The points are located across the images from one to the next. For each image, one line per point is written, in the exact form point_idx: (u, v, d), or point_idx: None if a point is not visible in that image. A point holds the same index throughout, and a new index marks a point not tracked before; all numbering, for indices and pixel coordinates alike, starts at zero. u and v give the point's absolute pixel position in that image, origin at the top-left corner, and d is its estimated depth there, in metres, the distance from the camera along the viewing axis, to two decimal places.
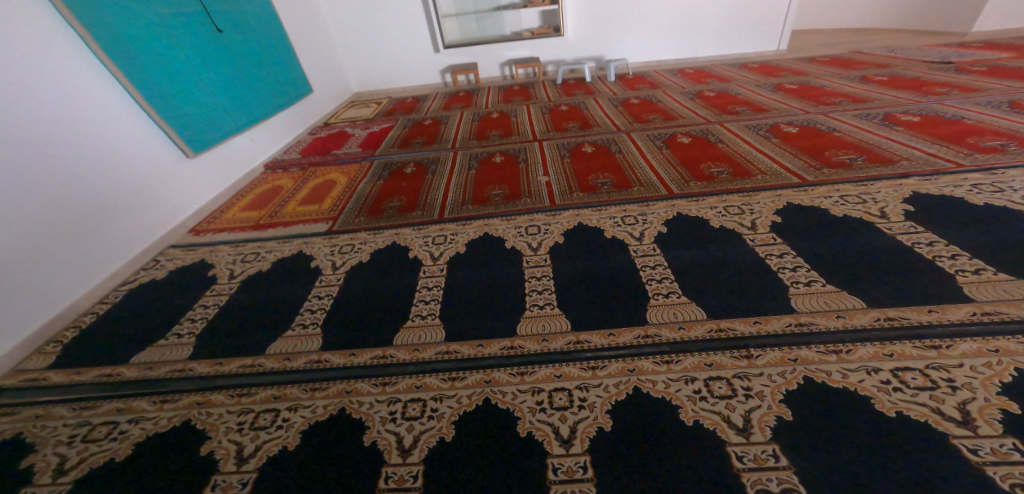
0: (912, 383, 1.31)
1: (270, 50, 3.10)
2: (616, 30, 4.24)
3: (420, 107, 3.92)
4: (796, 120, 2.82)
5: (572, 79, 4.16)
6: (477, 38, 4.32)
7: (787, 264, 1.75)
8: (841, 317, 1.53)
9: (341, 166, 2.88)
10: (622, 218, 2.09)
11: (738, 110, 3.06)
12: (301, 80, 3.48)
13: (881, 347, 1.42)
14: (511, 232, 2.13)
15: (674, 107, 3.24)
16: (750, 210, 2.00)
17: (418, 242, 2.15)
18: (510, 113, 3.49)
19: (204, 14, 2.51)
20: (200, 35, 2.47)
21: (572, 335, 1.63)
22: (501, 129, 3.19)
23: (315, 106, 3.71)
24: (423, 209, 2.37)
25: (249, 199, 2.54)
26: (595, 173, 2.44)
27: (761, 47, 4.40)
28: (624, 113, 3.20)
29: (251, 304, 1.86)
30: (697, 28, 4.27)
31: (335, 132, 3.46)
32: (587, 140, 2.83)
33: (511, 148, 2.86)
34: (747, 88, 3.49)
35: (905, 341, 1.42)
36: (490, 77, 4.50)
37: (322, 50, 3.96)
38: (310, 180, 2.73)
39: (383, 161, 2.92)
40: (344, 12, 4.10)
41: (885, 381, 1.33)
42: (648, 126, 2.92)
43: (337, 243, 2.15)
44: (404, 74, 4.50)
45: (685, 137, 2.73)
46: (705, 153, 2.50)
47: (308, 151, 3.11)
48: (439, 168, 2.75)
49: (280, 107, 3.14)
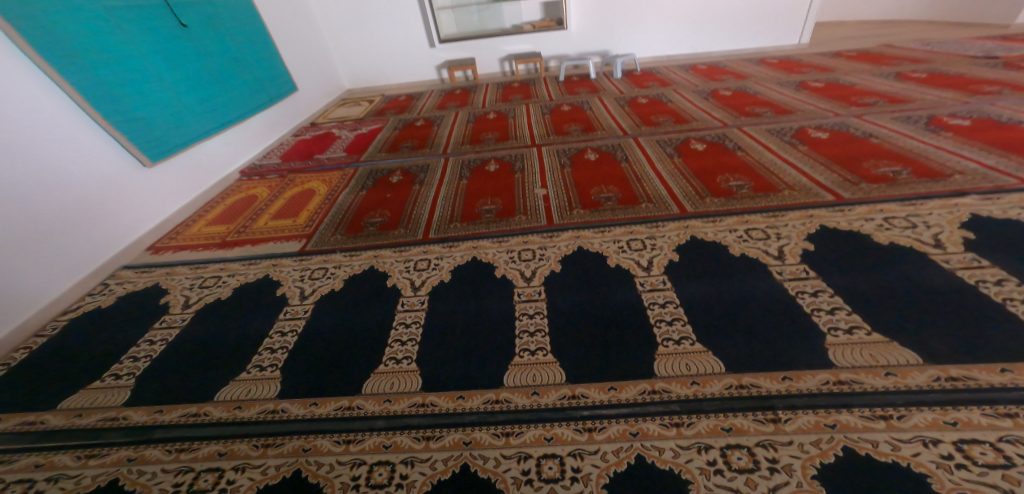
0: (981, 461, 1.04)
1: (246, 47, 2.86)
2: (624, 23, 3.93)
3: (413, 106, 3.66)
4: (825, 124, 2.46)
5: (575, 76, 3.87)
6: (475, 31, 4.03)
7: (823, 304, 1.48)
8: (890, 375, 1.25)
9: (323, 172, 2.63)
10: (628, 242, 1.83)
11: (757, 112, 2.74)
12: (284, 78, 3.24)
13: (940, 413, 1.15)
14: (502, 257, 1.88)
15: (687, 107, 2.92)
16: (778, 234, 1.73)
17: (398, 268, 1.91)
18: (508, 113, 3.20)
19: (164, 7, 2.27)
20: (160, 31, 2.23)
21: (567, 387, 1.38)
22: (498, 131, 2.91)
23: (300, 105, 3.48)
24: (407, 227, 2.12)
25: (218, 210, 2.30)
26: (598, 187, 2.17)
27: (782, 41, 4.04)
28: (632, 114, 2.90)
29: (203, 338, 1.63)
30: (713, 19, 3.93)
31: (321, 134, 3.21)
32: (592, 146, 2.54)
33: (507, 154, 2.59)
34: (767, 86, 3.16)
35: (970, 406, 1.15)
36: (489, 73, 4.22)
37: (310, 45, 3.71)
38: (286, 189, 2.47)
39: (370, 167, 2.65)
40: (333, 4, 3.85)
41: (946, 456, 1.06)
42: (659, 130, 2.63)
43: (307, 266, 1.92)
44: (397, 70, 4.24)
45: (699, 142, 2.43)
46: (723, 162, 2.20)
47: (290, 155, 2.86)
48: (427, 178, 2.49)
49: (258, 108, 2.90)
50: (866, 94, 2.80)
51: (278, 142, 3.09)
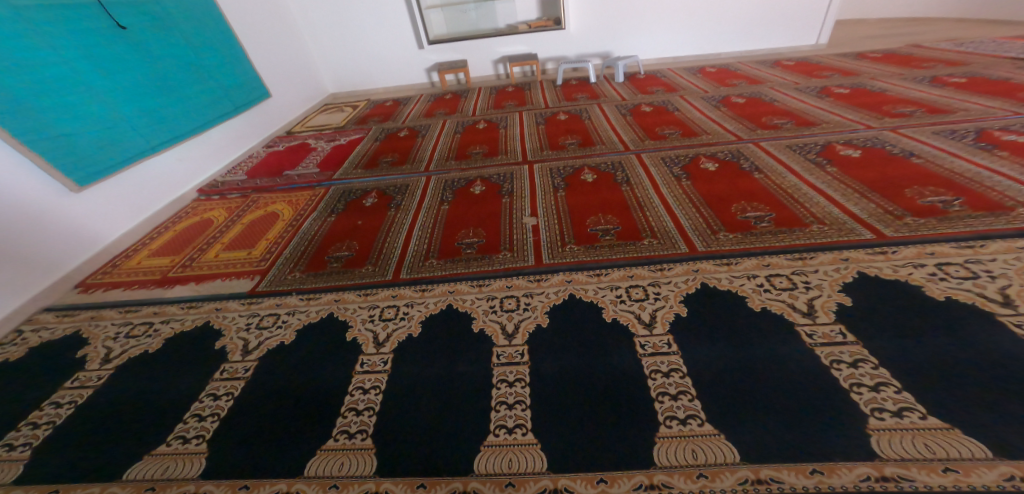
0: None
1: (205, 51, 2.61)
2: (627, 21, 3.62)
3: (399, 113, 3.40)
4: (855, 138, 2.11)
5: (574, 80, 3.57)
6: (466, 32, 3.76)
7: (864, 379, 1.20)
8: (950, 472, 0.97)
9: (291, 192, 2.37)
10: (626, 289, 1.58)
11: (775, 123, 2.37)
12: (254, 84, 3.00)
13: None
14: (481, 305, 1.63)
15: (697, 117, 2.59)
16: (807, 284, 1.45)
17: (360, 318, 1.66)
18: (499, 122, 2.91)
19: (97, 6, 2.01)
20: (91, 34, 1.97)
21: (549, 478, 1.11)
22: (486, 145, 2.62)
23: (275, 113, 3.24)
24: (377, 264, 1.87)
25: (166, 237, 2.08)
26: (594, 216, 1.89)
27: (801, 40, 3.69)
28: (634, 126, 2.60)
29: (123, 399, 1.41)
30: (725, 18, 3.60)
31: (295, 146, 2.95)
32: (589, 165, 2.25)
33: (494, 173, 2.31)
34: (784, 91, 2.81)
35: None
36: (482, 76, 3.95)
37: (287, 47, 3.46)
38: (247, 214, 2.22)
39: (343, 187, 2.38)
40: (313, 3, 3.59)
41: None
42: (664, 145, 2.32)
43: (255, 313, 1.70)
44: (385, 74, 3.98)
45: (709, 160, 2.11)
46: (739, 186, 1.89)
47: (258, 171, 2.61)
48: (404, 201, 2.23)
49: (220, 118, 2.66)
50: (900, 100, 2.45)
51: (246, 155, 2.86)
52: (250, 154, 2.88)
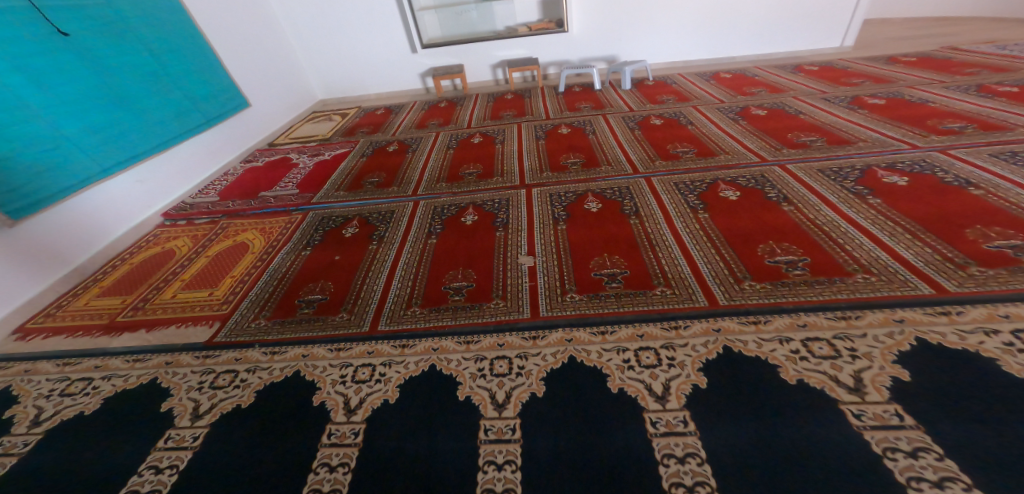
0: None
1: (168, 58, 2.39)
2: (634, 22, 3.35)
3: (389, 123, 3.17)
4: (899, 160, 1.80)
5: (577, 86, 3.33)
6: (463, 34, 3.53)
7: (927, 471, 0.96)
8: None
9: (264, 217, 2.16)
10: (635, 353, 1.36)
11: (803, 140, 2.06)
12: (230, 93, 2.78)
13: None
14: (468, 367, 1.41)
15: (714, 132, 2.31)
16: (853, 353, 1.22)
17: (330, 379, 1.44)
18: (495, 136, 2.67)
19: (31, 9, 1.76)
20: (25, 42, 1.72)
21: None
22: (480, 164, 2.38)
23: (255, 123, 3.02)
24: (352, 312, 1.68)
25: (121, 272, 1.89)
26: (598, 257, 1.69)
27: (825, 42, 3.39)
28: (643, 143, 2.34)
29: (43, 472, 1.21)
30: (742, 18, 3.32)
31: (276, 161, 2.74)
32: (592, 191, 2.02)
33: (488, 200, 2.09)
34: (809, 100, 2.46)
35: None
36: (480, 82, 3.71)
37: (269, 52, 3.24)
38: (212, 244, 2.02)
39: (322, 212, 2.16)
40: (298, 3, 3.37)
41: None
42: (676, 167, 2.08)
43: (210, 369, 1.50)
44: (377, 79, 3.76)
45: (729, 188, 1.86)
46: (764, 223, 1.66)
47: (232, 192, 2.40)
48: (388, 232, 2.01)
49: (187, 132, 2.44)
50: (952, 107, 2.14)
51: (221, 172, 2.65)
52: (226, 171, 2.67)
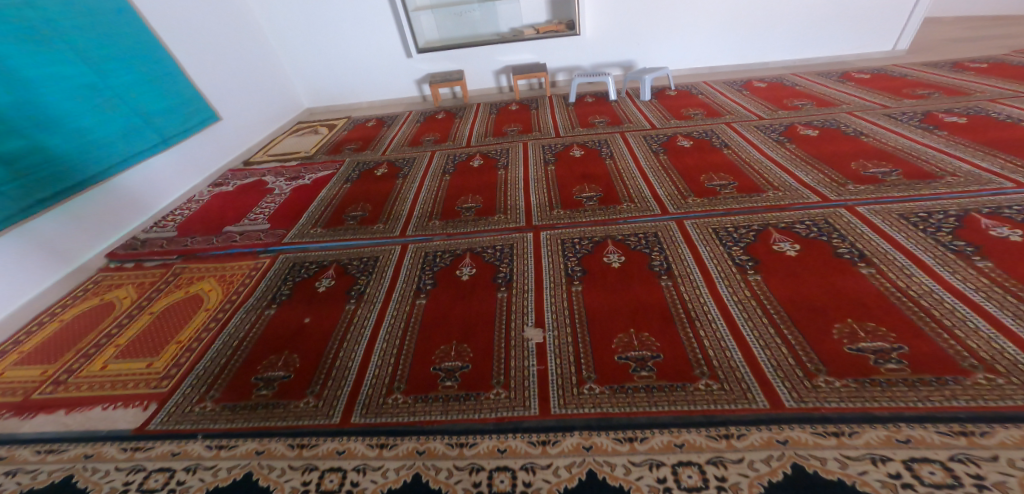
0: None
1: (108, 66, 2.03)
2: (655, 23, 2.97)
3: (380, 137, 2.83)
4: (1003, 201, 1.44)
5: (589, 96, 2.97)
6: (463, 38, 3.18)
7: None
8: None
9: (225, 260, 1.86)
10: (678, 469, 1.01)
11: (873, 171, 1.69)
12: (194, 107, 2.46)
13: None
14: (461, 481, 1.08)
15: (759, 157, 1.92)
16: (978, 482, 0.88)
17: (290, 487, 1.11)
18: (498, 158, 2.32)
19: None
20: None
21: None
22: (480, 195, 2.05)
23: (227, 140, 2.70)
24: (320, 396, 1.35)
25: (48, 330, 1.58)
26: (624, 334, 1.37)
27: (872, 46, 2.99)
28: (671, 171, 1.97)
29: None
30: (779, 17, 2.91)
31: (249, 184, 2.41)
32: (612, 238, 1.70)
33: (490, 246, 1.77)
34: (869, 117, 2.06)
35: None
36: (481, 89, 3.36)
37: (246, 59, 2.92)
38: (160, 297, 1.70)
39: (294, 256, 1.86)
40: (279, 4, 3.04)
41: None
42: (715, 206, 1.72)
43: (139, 466, 1.18)
44: (369, 86, 3.42)
45: (784, 238, 1.52)
46: (835, 292, 1.33)
47: (192, 225, 2.08)
48: (369, 287, 1.70)
49: (139, 151, 2.11)
50: None
51: (184, 199, 2.34)
52: (189, 197, 2.36)
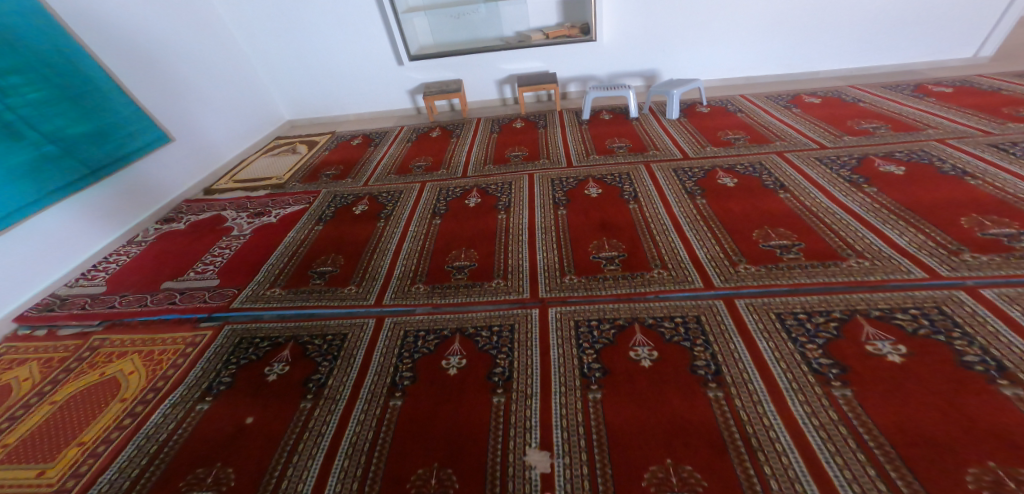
0: None
1: (21, 77, 1.63)
2: (684, 26, 2.54)
3: (365, 158, 2.45)
4: None
5: (606, 112, 2.56)
6: (460, 45, 2.80)
7: None
8: None
9: (157, 330, 1.54)
10: None
11: (989, 232, 1.28)
12: (134, 127, 2.06)
13: None
14: None
15: (827, 205, 1.51)
16: None
17: None
18: (498, 195, 1.93)
19: None
20: None
21: None
22: (475, 249, 1.68)
23: (184, 163, 2.34)
24: None
25: None
26: (663, 465, 0.99)
27: (948, 52, 2.53)
28: (712, 221, 1.58)
29: None
30: (833, 19, 2.47)
31: (204, 220, 2.06)
32: (640, 322, 1.34)
33: (486, 326, 1.41)
34: (966, 147, 1.63)
35: None
36: (483, 101, 2.95)
37: (212, 70, 2.59)
38: (67, 382, 1.39)
39: (240, 330, 1.53)
40: (253, 7, 2.70)
41: None
42: (779, 279, 1.35)
43: None
44: (357, 97, 3.04)
45: (881, 335, 1.14)
46: (966, 419, 0.94)
47: (124, 279, 1.75)
48: (331, 378, 1.34)
49: (65, 182, 1.74)
50: None
51: (121, 241, 1.96)
52: (129, 239, 1.99)
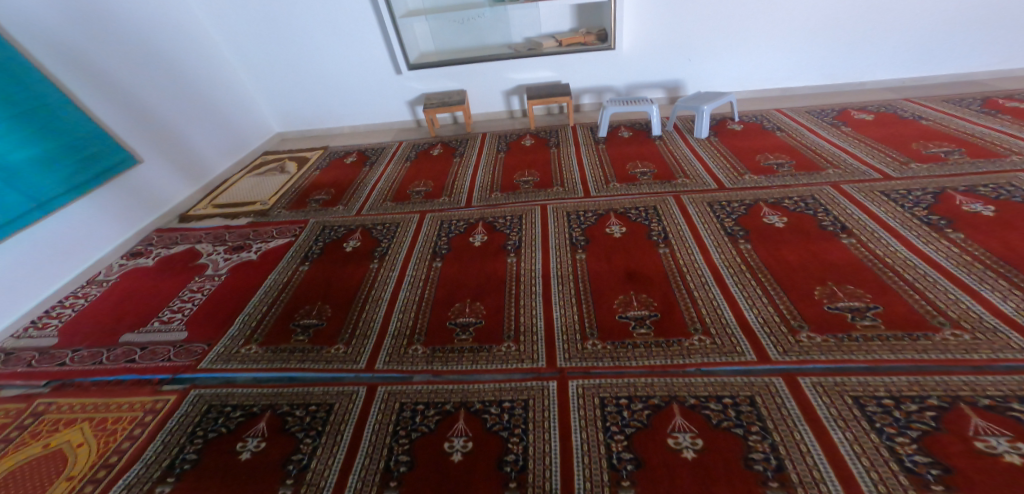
0: None
1: None
2: (711, 32, 2.31)
3: (359, 179, 2.21)
4: None
5: (625, 128, 2.31)
6: (465, 53, 2.57)
7: None
8: None
9: (111, 393, 1.29)
10: None
11: None
12: (93, 148, 1.82)
13: None
14: None
15: (909, 258, 1.28)
16: None
17: None
18: (506, 232, 1.70)
19: None
20: None
21: None
22: (482, 302, 1.45)
23: (156, 186, 2.11)
24: None
25: None
26: None
27: (999, 63, 2.31)
28: (762, 273, 1.35)
29: None
30: (873, 28, 2.26)
31: (175, 255, 1.84)
32: (680, 403, 1.09)
33: (495, 402, 1.17)
34: None
35: None
36: (488, 113, 2.71)
37: (189, 78, 2.36)
38: (4, 454, 1.14)
39: (209, 394, 1.27)
40: (240, 12, 2.49)
41: None
42: (855, 354, 1.11)
43: None
44: (354, 109, 2.82)
45: (993, 429, 0.90)
46: None
47: (78, 330, 1.51)
48: (315, 460, 1.09)
49: (9, 217, 1.51)
50: None
51: (79, 281, 1.73)
52: (89, 279, 1.75)
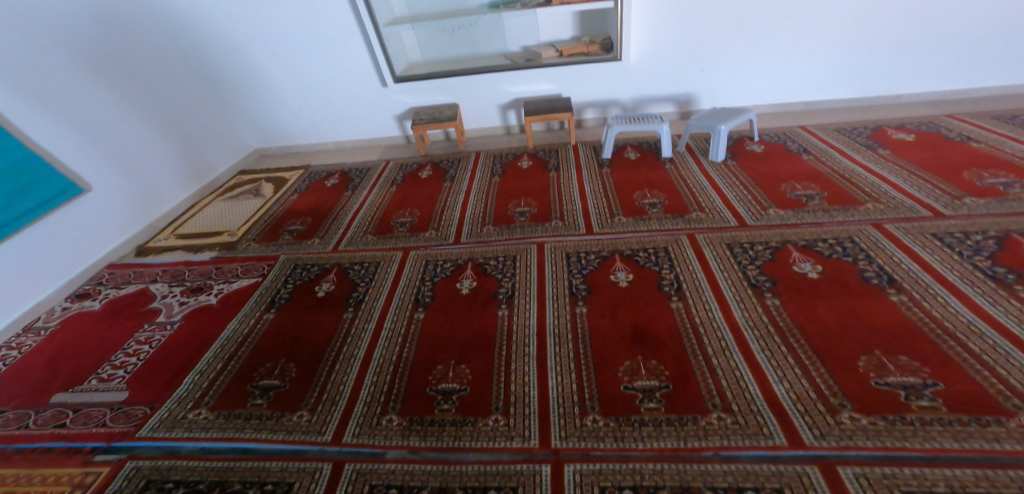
0: None
1: None
2: (726, 41, 2.10)
3: (340, 206, 2.04)
4: None
5: (630, 148, 2.12)
6: (456, 65, 2.38)
7: None
8: None
9: (34, 465, 1.12)
10: None
11: None
12: (26, 178, 1.63)
13: None
14: None
15: (972, 322, 1.08)
16: None
17: None
18: (497, 276, 1.52)
19: None
20: None
21: None
22: (466, 364, 1.26)
23: (115, 212, 1.95)
24: None
25: None
26: None
27: None
28: (795, 336, 1.16)
29: None
30: (910, 37, 2.04)
31: (126, 296, 1.68)
32: None
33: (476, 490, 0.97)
34: None
35: None
36: (483, 129, 2.51)
37: (155, 93, 2.19)
38: None
39: (148, 465, 1.11)
40: (215, 24, 2.32)
41: None
42: (910, 442, 0.90)
43: None
44: (341, 125, 2.64)
45: None
46: None
47: (7, 388, 1.35)
48: None
49: None
50: None
51: (16, 326, 1.56)
52: (25, 325, 1.57)
